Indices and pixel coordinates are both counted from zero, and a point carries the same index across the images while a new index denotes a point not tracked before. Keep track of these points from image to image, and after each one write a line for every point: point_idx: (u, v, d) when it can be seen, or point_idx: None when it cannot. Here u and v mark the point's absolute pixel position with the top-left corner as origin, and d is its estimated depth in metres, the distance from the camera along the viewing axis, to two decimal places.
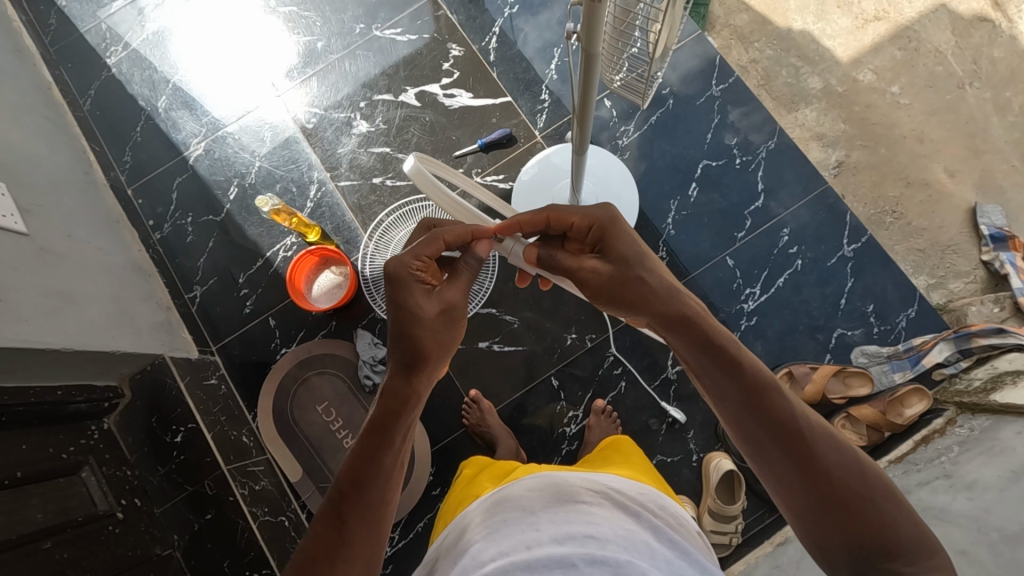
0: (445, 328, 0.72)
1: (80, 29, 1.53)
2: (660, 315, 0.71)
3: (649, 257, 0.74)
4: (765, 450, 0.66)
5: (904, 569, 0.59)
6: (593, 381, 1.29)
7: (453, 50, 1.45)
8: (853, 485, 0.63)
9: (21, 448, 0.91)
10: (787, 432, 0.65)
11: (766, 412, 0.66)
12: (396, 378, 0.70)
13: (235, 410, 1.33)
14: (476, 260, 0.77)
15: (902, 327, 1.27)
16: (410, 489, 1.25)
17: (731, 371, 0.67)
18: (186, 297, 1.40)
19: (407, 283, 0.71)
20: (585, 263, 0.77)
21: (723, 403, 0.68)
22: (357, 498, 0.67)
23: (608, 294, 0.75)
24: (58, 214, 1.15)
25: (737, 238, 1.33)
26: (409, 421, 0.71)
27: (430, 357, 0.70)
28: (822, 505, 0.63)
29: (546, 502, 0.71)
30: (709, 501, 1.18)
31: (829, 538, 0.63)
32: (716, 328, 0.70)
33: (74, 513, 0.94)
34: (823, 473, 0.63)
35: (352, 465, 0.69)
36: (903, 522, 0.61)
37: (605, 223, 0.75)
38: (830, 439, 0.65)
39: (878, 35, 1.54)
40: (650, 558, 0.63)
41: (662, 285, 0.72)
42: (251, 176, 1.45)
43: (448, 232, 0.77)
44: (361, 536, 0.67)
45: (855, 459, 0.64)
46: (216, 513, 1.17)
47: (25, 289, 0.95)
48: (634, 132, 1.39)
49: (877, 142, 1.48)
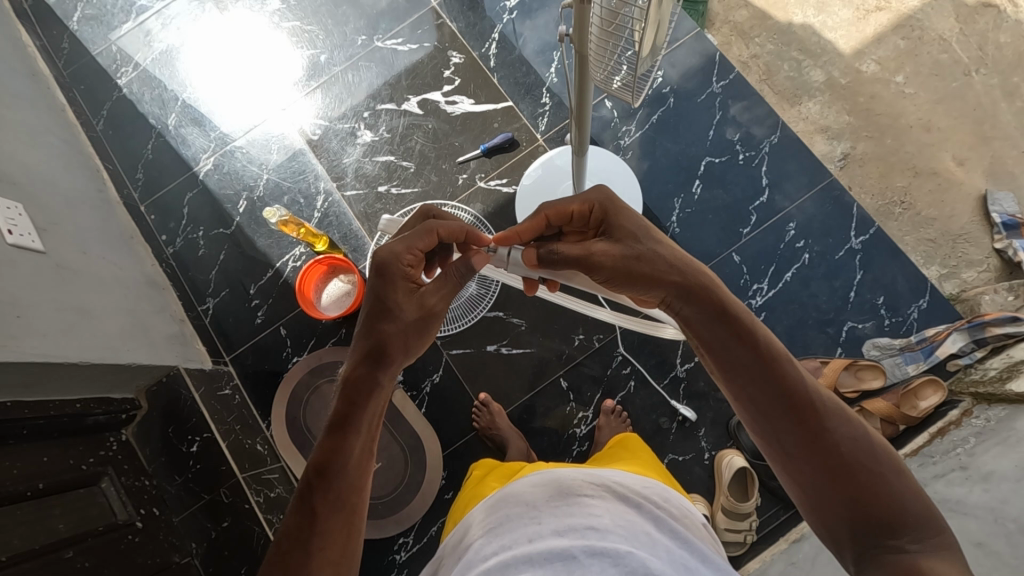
0: (416, 330, 0.74)
1: (91, 52, 1.58)
2: (673, 289, 0.71)
3: (655, 232, 0.75)
4: (774, 424, 0.66)
5: (911, 546, 0.59)
6: (603, 380, 1.29)
7: (453, 58, 1.47)
8: (861, 458, 0.63)
9: (42, 459, 0.94)
10: (797, 404, 0.66)
11: (778, 384, 0.66)
12: (361, 369, 0.73)
13: (249, 420, 1.35)
14: (465, 267, 0.75)
15: (914, 319, 1.25)
16: (422, 493, 1.26)
17: (744, 341, 0.68)
18: (199, 310, 1.43)
19: (392, 277, 0.74)
20: (595, 247, 0.73)
21: (734, 378, 0.68)
22: (326, 485, 0.69)
23: (618, 275, 0.73)
24: (74, 231, 1.18)
25: (743, 234, 1.32)
26: (374, 411, 0.73)
27: (395, 351, 0.73)
28: (831, 481, 0.63)
29: (549, 496, 0.71)
30: (722, 499, 1.17)
31: (834, 514, 0.63)
32: (727, 301, 0.70)
33: (94, 524, 0.97)
34: (832, 446, 0.64)
35: (319, 457, 0.70)
36: (912, 498, 0.62)
37: (604, 203, 0.75)
38: (840, 414, 0.66)
39: (879, 26, 1.53)
40: (651, 549, 0.64)
41: (672, 261, 0.72)
42: (259, 189, 1.47)
43: (443, 226, 0.78)
44: (335, 524, 0.69)
45: (865, 434, 0.65)
46: (233, 522, 1.19)
47: (42, 305, 0.98)
48: (636, 131, 1.39)
49: (883, 134, 1.46)
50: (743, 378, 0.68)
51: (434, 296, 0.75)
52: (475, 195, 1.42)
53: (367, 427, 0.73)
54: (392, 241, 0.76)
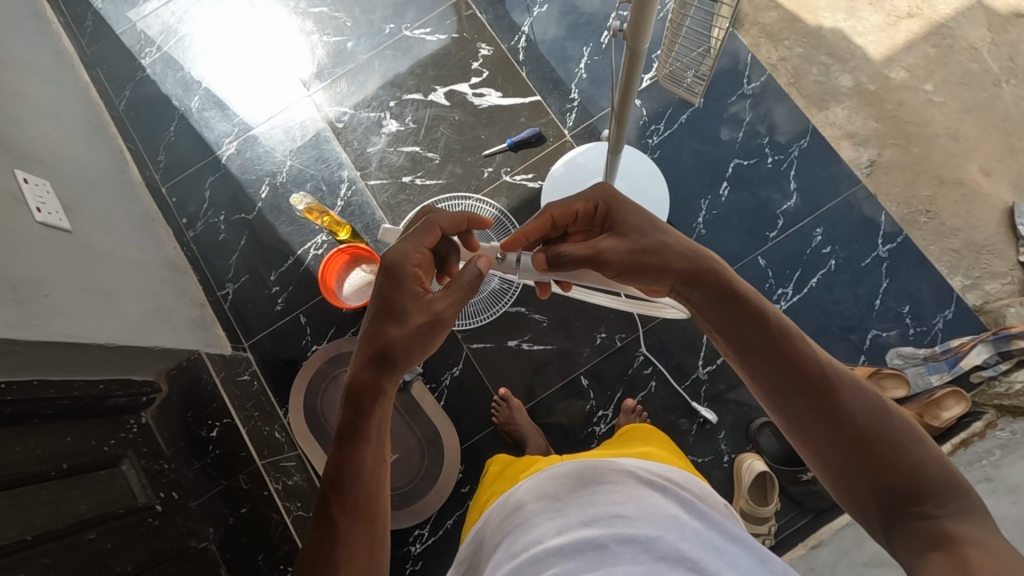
0: (423, 334, 0.72)
1: (116, 31, 1.57)
2: (682, 275, 0.73)
3: (658, 221, 0.76)
4: (791, 402, 0.67)
5: (937, 511, 0.59)
6: (623, 380, 1.28)
7: (482, 50, 1.46)
8: (881, 430, 0.63)
9: (66, 440, 0.94)
10: (812, 381, 0.66)
11: (790, 364, 0.67)
12: (367, 373, 0.72)
13: (266, 406, 1.34)
14: (473, 271, 0.76)
15: (939, 329, 1.24)
16: (438, 487, 1.25)
17: (755, 322, 0.70)
18: (219, 295, 1.41)
19: (404, 274, 0.75)
20: (603, 244, 0.74)
21: (747, 358, 0.70)
22: (344, 496, 0.71)
23: (630, 269, 0.74)
24: (97, 212, 1.18)
25: (769, 237, 1.31)
26: (381, 417, 0.73)
27: (402, 354, 0.72)
28: (854, 454, 0.63)
29: (570, 489, 0.72)
30: (741, 502, 1.15)
31: (860, 486, 0.63)
32: (734, 285, 0.72)
33: (116, 505, 0.97)
34: (851, 420, 0.64)
35: (335, 469, 0.72)
36: (935, 464, 0.62)
37: (606, 199, 0.77)
38: (856, 387, 0.66)
39: (910, 33, 1.52)
40: (680, 532, 0.64)
41: (678, 248, 0.74)
42: (282, 175, 1.46)
43: (443, 219, 0.80)
44: (356, 534, 0.70)
45: (883, 406, 0.65)
46: (251, 508, 1.18)
47: (68, 286, 0.97)
48: (664, 131, 1.38)
49: (910, 141, 1.46)
50: (756, 358, 0.69)
51: (444, 302, 0.73)
52: (499, 189, 1.40)
53: (375, 435, 0.73)
54: (401, 242, 0.77)
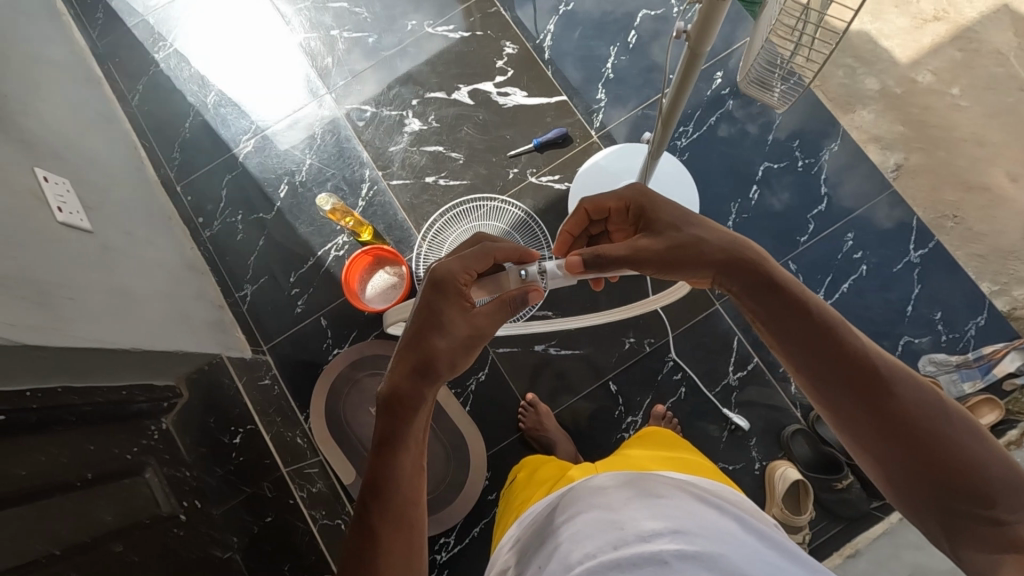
0: (464, 348, 0.71)
1: (128, 24, 1.53)
2: (719, 266, 0.72)
3: (693, 216, 0.74)
4: (838, 395, 0.65)
5: (1006, 516, 0.57)
6: (652, 386, 1.26)
7: (507, 48, 1.43)
8: (935, 425, 0.61)
9: (89, 448, 0.90)
10: (861, 374, 0.64)
11: (837, 355, 0.65)
12: (407, 382, 0.70)
13: (288, 411, 1.33)
14: (520, 296, 0.75)
15: (971, 336, 1.24)
16: (465, 493, 1.23)
17: (798, 314, 0.67)
18: (237, 296, 1.38)
19: (450, 291, 0.72)
20: (637, 243, 0.73)
21: (791, 349, 0.68)
22: (381, 502, 0.68)
23: (670, 266, 0.73)
24: (115, 211, 1.14)
25: (800, 242, 1.30)
26: (419, 422, 0.71)
27: (441, 366, 0.70)
28: (907, 450, 0.61)
29: (625, 501, 0.69)
30: (775, 510, 1.14)
31: (914, 483, 0.61)
32: (775, 276, 0.70)
33: (141, 515, 0.93)
34: (903, 415, 0.61)
35: (372, 474, 0.69)
36: (996, 463, 0.59)
37: (637, 198, 0.76)
38: (908, 380, 0.63)
39: (936, 36, 1.44)
40: (737, 549, 0.62)
41: (717, 242, 0.72)
42: (301, 174, 1.43)
43: (499, 249, 0.78)
44: (395, 541, 0.67)
45: (937, 400, 0.62)
46: (275, 517, 1.18)
47: (92, 288, 0.94)
48: (693, 133, 1.36)
49: (933, 146, 1.38)
50: (800, 350, 0.67)
51: (486, 320, 0.73)
52: (525, 190, 1.37)
53: (413, 442, 0.70)
54: (448, 260, 0.75)
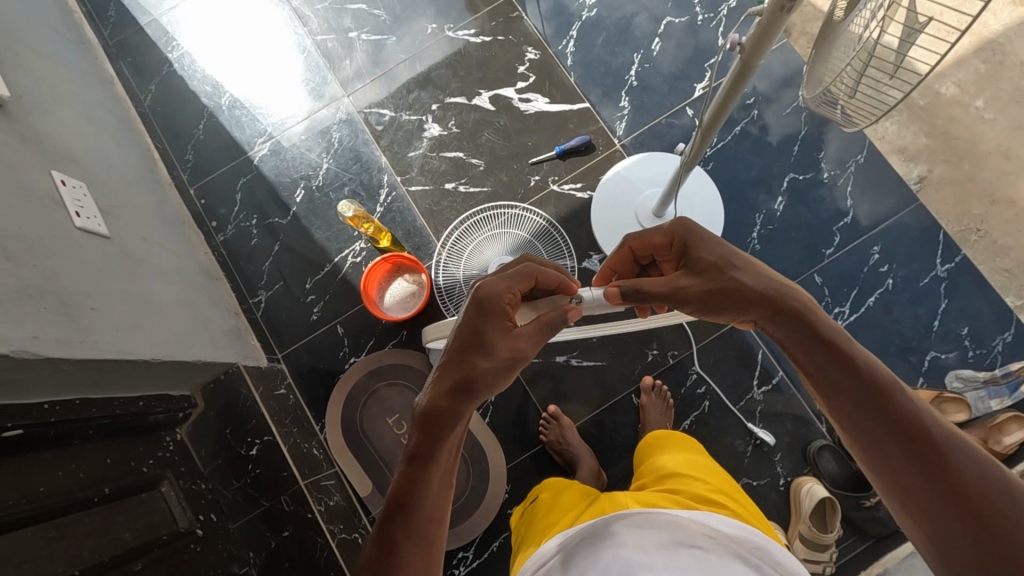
0: (505, 369, 0.68)
1: (140, 22, 1.50)
2: (766, 311, 0.69)
3: (738, 255, 0.72)
4: (884, 453, 0.62)
5: None
6: (676, 399, 1.24)
7: (529, 53, 1.41)
8: (990, 495, 0.58)
9: (106, 462, 0.88)
10: (911, 434, 0.61)
11: (886, 412, 0.62)
12: (446, 400, 0.67)
13: (303, 421, 1.28)
14: (561, 315, 0.71)
15: (998, 351, 1.22)
16: (485, 507, 1.21)
17: (845, 365, 0.65)
18: (251, 303, 1.35)
19: (498, 309, 0.70)
20: (679, 283, 0.72)
21: (837, 402, 0.65)
22: (406, 519, 0.65)
23: (711, 306, 0.71)
24: (131, 214, 1.11)
25: (826, 254, 1.29)
26: (453, 441, 0.68)
27: (482, 386, 0.67)
28: (959, 518, 0.58)
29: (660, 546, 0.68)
30: (802, 527, 1.12)
31: (963, 555, 0.58)
32: (822, 324, 0.67)
33: (159, 532, 0.90)
34: (956, 481, 0.58)
35: (397, 490, 0.67)
36: None
37: (683, 234, 0.75)
38: (960, 445, 0.60)
39: (959, 49, 1.41)
40: None
41: (762, 284, 0.70)
42: (318, 178, 1.40)
43: (543, 270, 0.75)
44: (415, 560, 0.64)
45: (991, 469, 0.59)
46: (294, 531, 1.14)
47: (111, 296, 0.91)
48: (717, 143, 1.35)
49: (959, 158, 1.33)
50: (845, 403, 0.64)
51: (528, 341, 0.69)
52: (547, 199, 1.35)
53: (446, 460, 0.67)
54: (495, 279, 0.73)
